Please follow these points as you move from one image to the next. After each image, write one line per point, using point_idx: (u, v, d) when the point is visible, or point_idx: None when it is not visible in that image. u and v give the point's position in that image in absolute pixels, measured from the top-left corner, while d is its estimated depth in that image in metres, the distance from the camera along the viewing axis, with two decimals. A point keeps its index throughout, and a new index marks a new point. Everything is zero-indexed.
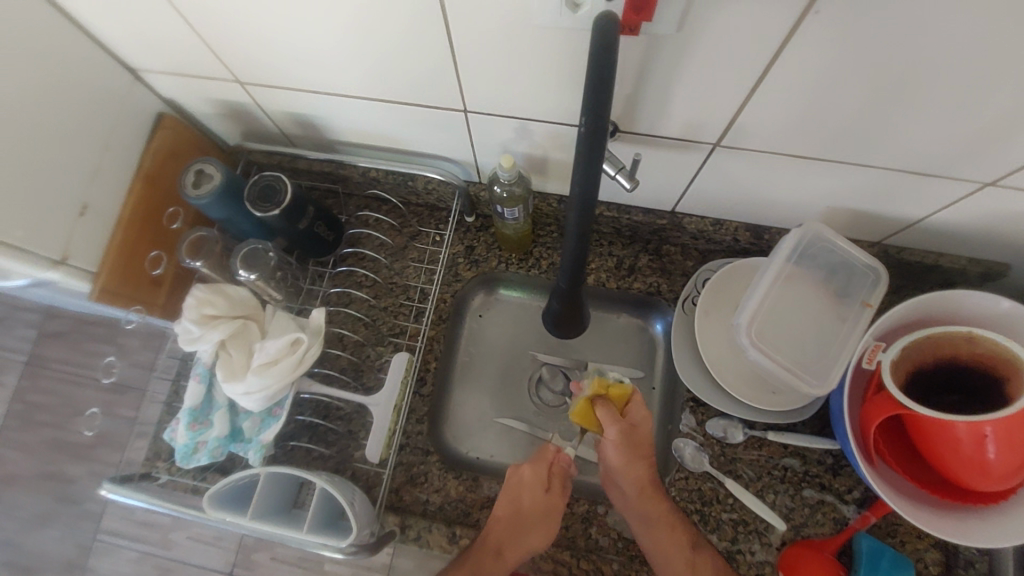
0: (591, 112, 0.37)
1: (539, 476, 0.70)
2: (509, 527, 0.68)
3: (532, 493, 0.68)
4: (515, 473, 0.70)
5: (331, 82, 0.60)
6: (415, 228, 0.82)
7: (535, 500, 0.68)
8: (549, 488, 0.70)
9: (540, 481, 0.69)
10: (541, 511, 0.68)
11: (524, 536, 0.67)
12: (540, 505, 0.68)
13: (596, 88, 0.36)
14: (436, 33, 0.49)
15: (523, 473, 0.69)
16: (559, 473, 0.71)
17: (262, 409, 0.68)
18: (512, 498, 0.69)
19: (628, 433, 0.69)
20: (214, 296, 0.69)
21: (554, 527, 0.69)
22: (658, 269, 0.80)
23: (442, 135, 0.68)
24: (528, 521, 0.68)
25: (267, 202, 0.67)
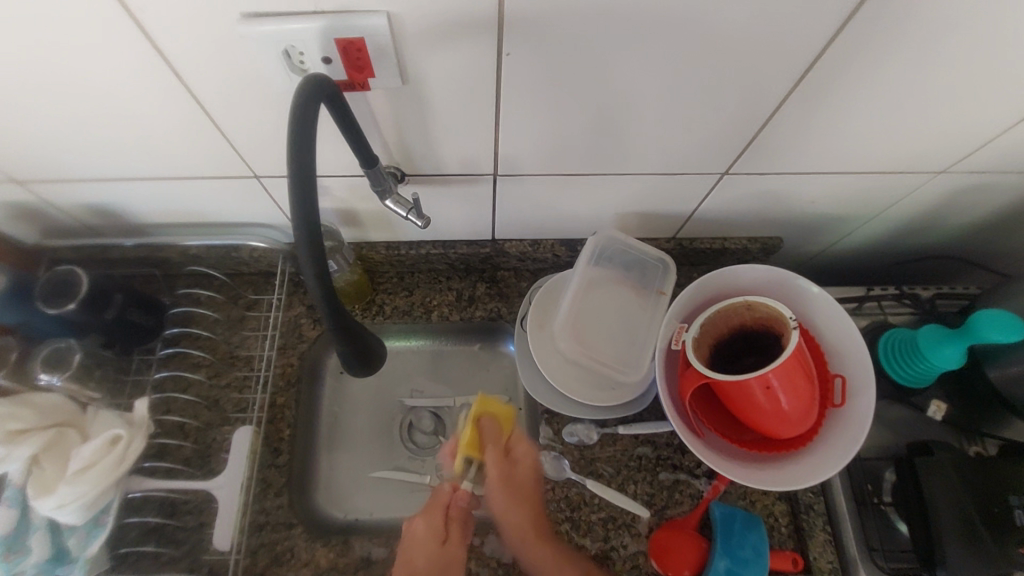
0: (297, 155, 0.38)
1: (432, 528, 0.68)
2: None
3: (426, 551, 0.66)
4: (408, 531, 0.68)
5: (113, 166, 0.60)
6: (250, 298, 0.81)
7: (430, 556, 0.66)
8: (446, 540, 0.68)
9: (436, 534, 0.68)
10: (438, 567, 0.66)
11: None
12: (435, 560, 0.66)
13: (299, 143, 0.38)
14: (193, 107, 0.51)
15: (416, 526, 0.68)
16: (455, 521, 0.69)
17: (87, 521, 0.63)
18: (405, 559, 0.66)
19: (508, 470, 0.71)
20: (17, 410, 0.63)
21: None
22: (496, 294, 0.84)
23: (249, 204, 0.69)
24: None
25: (61, 297, 0.65)
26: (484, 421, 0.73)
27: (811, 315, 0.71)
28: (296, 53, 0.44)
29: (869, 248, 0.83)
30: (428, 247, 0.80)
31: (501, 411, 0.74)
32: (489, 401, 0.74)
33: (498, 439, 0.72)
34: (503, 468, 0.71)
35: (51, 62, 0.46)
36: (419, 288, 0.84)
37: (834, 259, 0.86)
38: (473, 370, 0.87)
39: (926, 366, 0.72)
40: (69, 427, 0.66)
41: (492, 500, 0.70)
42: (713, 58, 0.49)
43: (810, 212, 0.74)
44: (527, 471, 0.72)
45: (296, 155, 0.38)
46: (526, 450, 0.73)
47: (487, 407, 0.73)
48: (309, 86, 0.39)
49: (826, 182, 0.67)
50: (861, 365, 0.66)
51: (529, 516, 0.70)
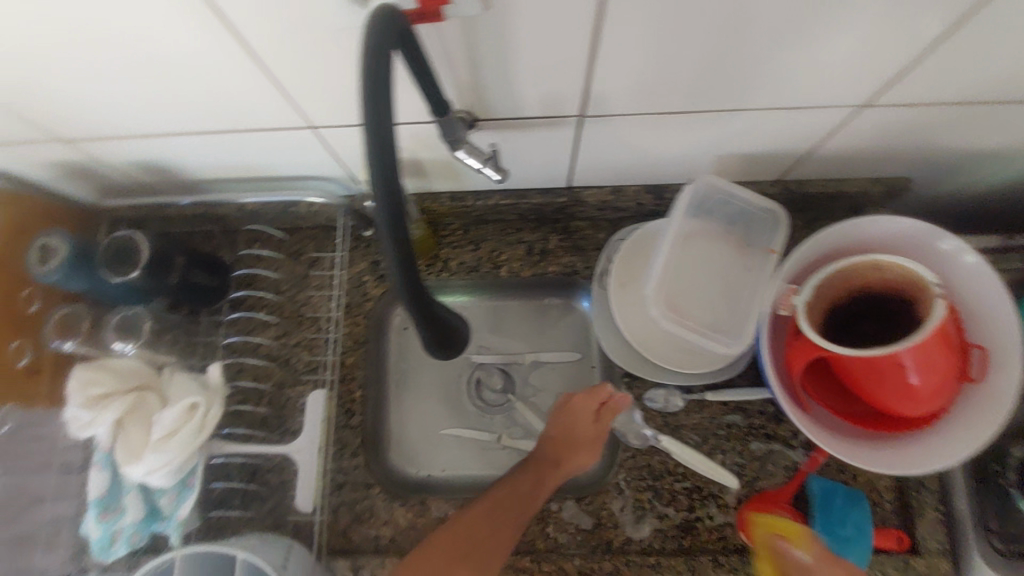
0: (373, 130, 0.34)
1: (586, 409, 0.69)
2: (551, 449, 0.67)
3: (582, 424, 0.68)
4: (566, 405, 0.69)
5: (159, 120, 0.55)
6: (311, 254, 0.77)
7: (584, 429, 0.68)
8: (599, 418, 0.68)
9: (590, 412, 0.68)
10: (589, 439, 0.67)
11: (570, 459, 0.66)
12: (591, 432, 0.68)
13: (377, 117, 0.33)
14: (237, 49, 0.44)
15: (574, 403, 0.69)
16: (609, 413, 0.68)
17: (175, 483, 0.63)
18: (564, 424, 0.68)
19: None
20: (98, 375, 0.63)
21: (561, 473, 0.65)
22: (570, 247, 0.77)
23: (305, 156, 0.63)
24: (548, 461, 0.66)
25: (122, 264, 0.62)
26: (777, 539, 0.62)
27: (955, 276, 0.60)
28: None
29: (1017, 187, 0.69)
30: (498, 197, 0.72)
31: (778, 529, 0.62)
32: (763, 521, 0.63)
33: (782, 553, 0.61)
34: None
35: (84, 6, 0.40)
36: (486, 241, 0.78)
37: (968, 198, 0.73)
38: (543, 327, 0.82)
39: None
40: (150, 390, 0.66)
41: None
42: None
43: (957, 148, 0.61)
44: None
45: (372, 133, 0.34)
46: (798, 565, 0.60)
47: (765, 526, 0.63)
48: (374, 35, 0.33)
49: (989, 113, 0.54)
50: (1009, 334, 0.56)
51: None
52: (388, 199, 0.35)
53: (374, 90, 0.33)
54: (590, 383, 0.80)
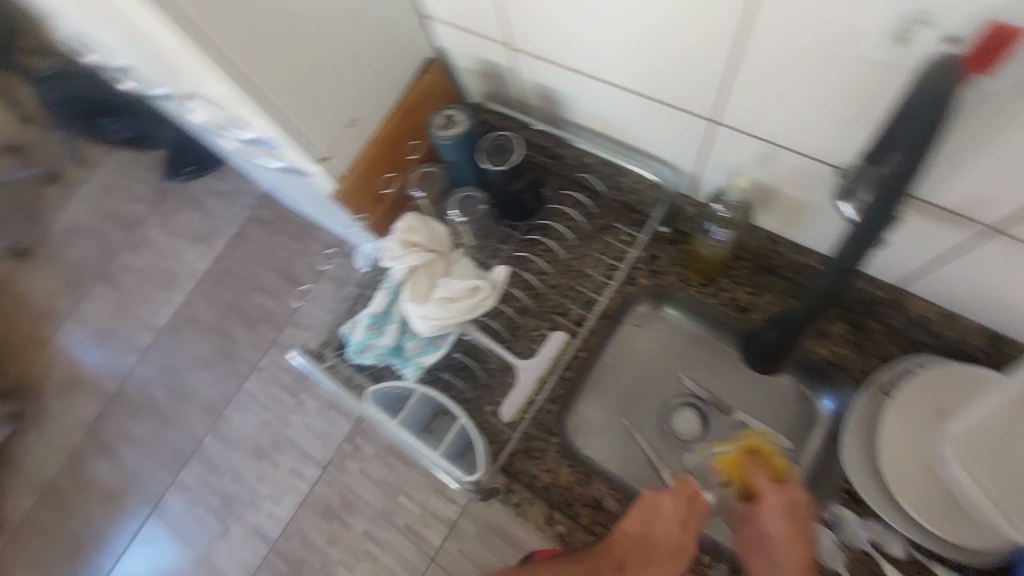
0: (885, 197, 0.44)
1: (677, 512, 0.63)
2: (636, 548, 0.63)
3: (668, 526, 0.62)
4: (650, 500, 0.63)
5: (594, 63, 0.63)
6: (608, 222, 0.83)
7: (669, 534, 0.62)
8: (686, 528, 0.62)
9: (679, 517, 0.62)
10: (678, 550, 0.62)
11: (651, 565, 0.61)
12: (674, 539, 0.62)
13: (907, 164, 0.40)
14: (728, 35, 0.49)
15: (663, 503, 0.63)
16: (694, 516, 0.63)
17: (428, 337, 0.75)
18: (644, 521, 0.63)
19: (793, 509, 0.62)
20: (419, 226, 0.76)
21: (683, 565, 0.62)
22: (851, 341, 0.74)
23: (676, 138, 0.67)
24: (656, 551, 0.62)
25: (496, 155, 0.73)
26: (755, 454, 0.67)
27: None
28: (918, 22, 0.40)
29: None
30: (813, 258, 0.71)
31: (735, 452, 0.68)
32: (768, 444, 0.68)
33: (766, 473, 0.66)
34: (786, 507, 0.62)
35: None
36: (768, 292, 0.78)
37: None
38: (770, 398, 0.78)
39: None
40: (442, 258, 0.77)
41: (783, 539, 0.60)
42: None
43: None
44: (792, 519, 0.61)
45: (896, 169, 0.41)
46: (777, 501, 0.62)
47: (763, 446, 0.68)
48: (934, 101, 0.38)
49: None
50: None
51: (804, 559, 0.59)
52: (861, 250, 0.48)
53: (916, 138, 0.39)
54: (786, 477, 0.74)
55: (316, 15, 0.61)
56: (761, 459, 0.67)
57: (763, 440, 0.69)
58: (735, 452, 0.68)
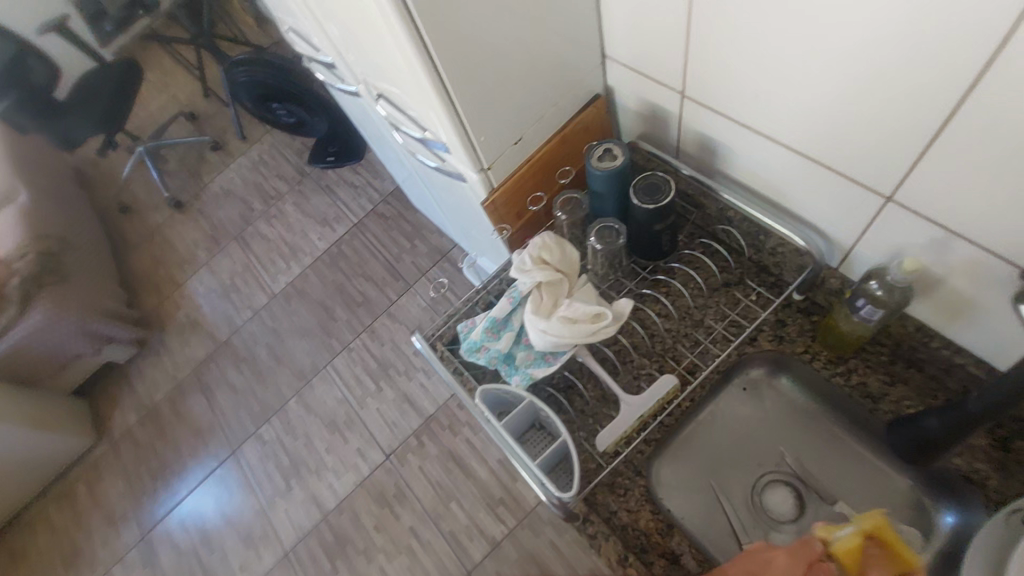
0: None
1: (795, 574, 0.55)
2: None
3: None
4: (759, 550, 0.59)
5: (771, 122, 0.64)
6: (739, 278, 0.82)
7: None
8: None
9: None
10: None
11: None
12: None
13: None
14: (933, 114, 0.49)
15: (774, 557, 0.58)
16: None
17: (541, 351, 0.78)
18: (749, 570, 0.59)
19: None
20: (552, 246, 0.81)
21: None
22: (994, 458, 0.67)
23: (836, 210, 0.67)
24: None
25: (648, 196, 0.75)
26: (870, 543, 0.56)
27: None
28: None
29: None
30: (964, 360, 0.67)
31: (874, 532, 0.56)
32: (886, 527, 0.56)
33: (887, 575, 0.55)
34: None
35: (863, 31, 0.49)
36: (901, 386, 0.74)
37: None
38: (885, 499, 0.73)
39: None
40: (568, 280, 0.81)
41: None
42: None
43: None
44: None
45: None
46: None
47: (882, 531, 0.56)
48: None
49: None
50: None
51: None
52: None
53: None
54: None
55: (521, 43, 0.69)
56: (876, 549, 0.56)
57: (888, 529, 0.56)
58: (853, 539, 0.55)
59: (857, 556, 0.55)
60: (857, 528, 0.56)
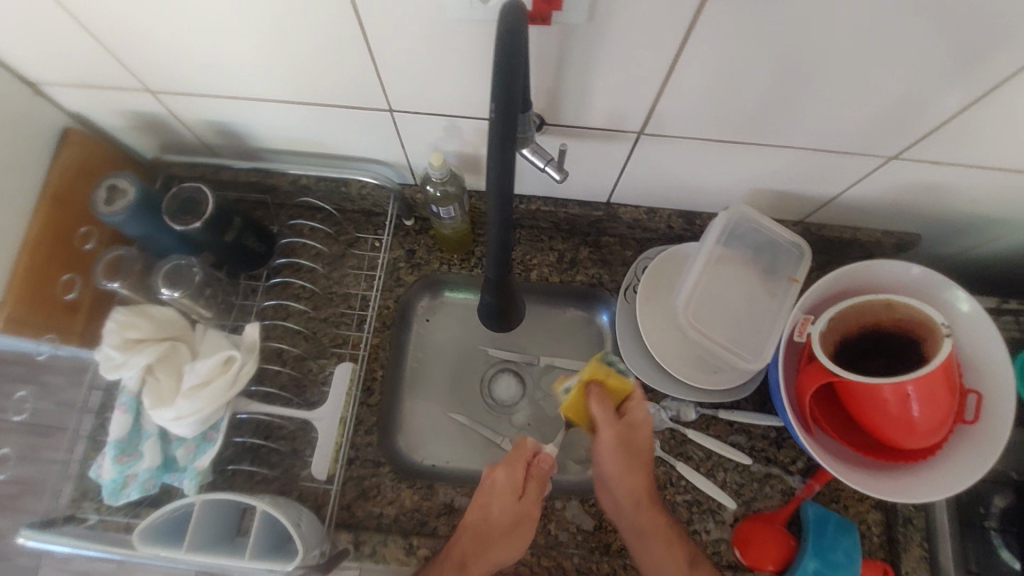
0: (501, 104, 0.37)
1: (513, 480, 0.67)
2: (475, 539, 0.65)
3: (503, 500, 0.66)
4: (488, 479, 0.67)
5: (246, 82, 0.59)
6: (352, 235, 0.80)
7: (505, 504, 0.66)
8: (523, 494, 0.67)
9: (513, 489, 0.67)
10: (514, 516, 0.66)
11: (491, 549, 0.64)
12: (512, 512, 0.66)
13: (504, 145, 0.39)
14: (342, 19, 0.48)
15: (497, 477, 0.67)
16: (534, 480, 0.68)
17: (197, 434, 0.65)
18: (481, 506, 0.66)
19: (627, 433, 0.67)
20: (136, 319, 0.65)
21: (523, 537, 0.66)
22: (598, 260, 0.81)
23: (370, 138, 0.67)
24: (495, 531, 0.65)
25: (186, 215, 0.65)
26: (592, 386, 0.66)
27: (959, 326, 0.65)
28: None
29: (1012, 258, 0.76)
30: (538, 204, 0.77)
31: (614, 380, 0.66)
32: (603, 367, 0.66)
33: (607, 403, 0.67)
34: (621, 433, 0.66)
35: None
36: (519, 245, 0.82)
37: (963, 264, 0.80)
38: (561, 334, 0.84)
39: None
40: (182, 342, 0.68)
41: (606, 465, 0.67)
42: (931, 27, 0.43)
43: (970, 210, 0.67)
44: (643, 434, 0.68)
45: (497, 154, 0.40)
46: (642, 419, 0.67)
47: (598, 374, 0.66)
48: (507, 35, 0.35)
49: (1011, 180, 0.60)
50: (1002, 383, 0.61)
51: (642, 481, 0.66)
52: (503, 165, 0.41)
53: (503, 114, 0.37)
54: None
55: None
56: (599, 389, 0.66)
57: (602, 370, 0.66)
58: (575, 388, 0.67)
59: (583, 400, 0.67)
60: (579, 377, 0.67)
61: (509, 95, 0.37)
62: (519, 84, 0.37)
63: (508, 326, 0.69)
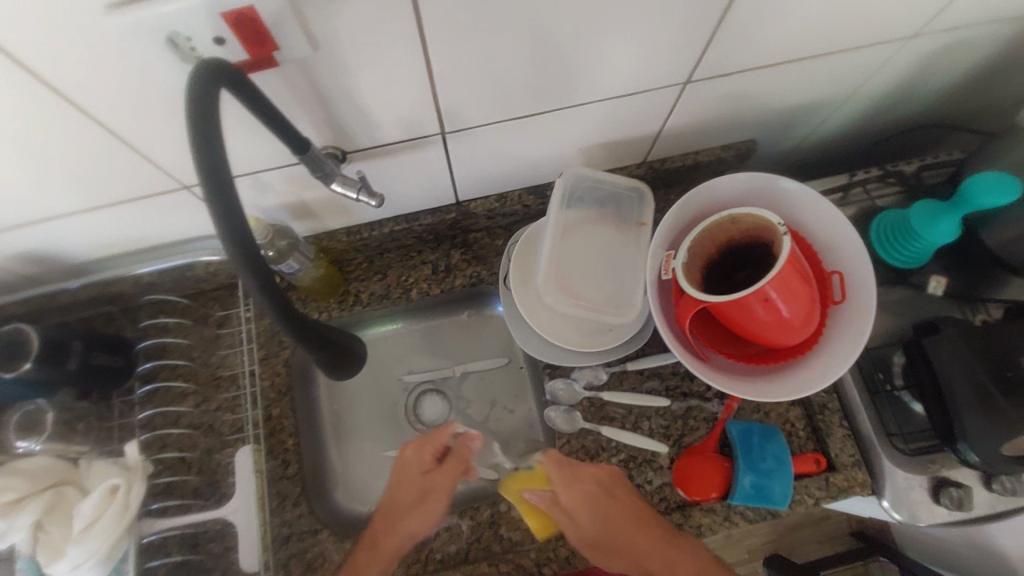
0: (205, 162, 0.35)
1: (420, 456, 0.70)
2: (385, 518, 0.66)
3: (409, 477, 0.69)
4: (398, 460, 0.70)
5: (19, 207, 0.55)
6: (220, 314, 0.77)
7: (410, 480, 0.69)
8: (432, 469, 0.69)
9: (421, 463, 0.70)
10: (421, 488, 0.68)
11: (399, 522, 0.66)
12: (417, 485, 0.68)
13: (218, 195, 0.36)
14: (72, 113, 0.45)
15: (408, 456, 0.70)
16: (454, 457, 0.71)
17: (108, 573, 0.61)
18: (390, 487, 0.69)
19: None
20: (7, 481, 0.60)
21: (432, 508, 0.67)
22: (472, 259, 0.81)
23: (185, 217, 0.63)
24: (403, 509, 0.67)
25: (15, 358, 0.62)
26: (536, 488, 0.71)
27: (803, 213, 0.68)
28: (180, 38, 0.39)
29: (842, 134, 0.80)
30: (392, 223, 0.75)
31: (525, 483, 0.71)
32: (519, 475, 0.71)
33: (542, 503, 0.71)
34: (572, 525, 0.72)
35: None
36: (392, 268, 0.80)
37: (806, 151, 0.83)
38: (466, 339, 0.84)
39: (919, 245, 0.70)
40: (69, 484, 0.63)
41: None
42: None
43: (780, 106, 0.69)
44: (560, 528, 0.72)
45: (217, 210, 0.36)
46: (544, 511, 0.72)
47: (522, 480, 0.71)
48: (194, 100, 0.35)
49: (798, 70, 0.63)
50: (855, 257, 0.64)
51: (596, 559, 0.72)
52: (229, 219, 0.36)
53: (215, 186, 0.35)
54: (518, 383, 0.82)
55: None
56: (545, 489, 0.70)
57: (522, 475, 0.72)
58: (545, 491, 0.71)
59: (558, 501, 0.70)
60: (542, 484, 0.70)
61: (215, 165, 0.35)
62: (214, 135, 0.36)
63: (349, 365, 0.56)
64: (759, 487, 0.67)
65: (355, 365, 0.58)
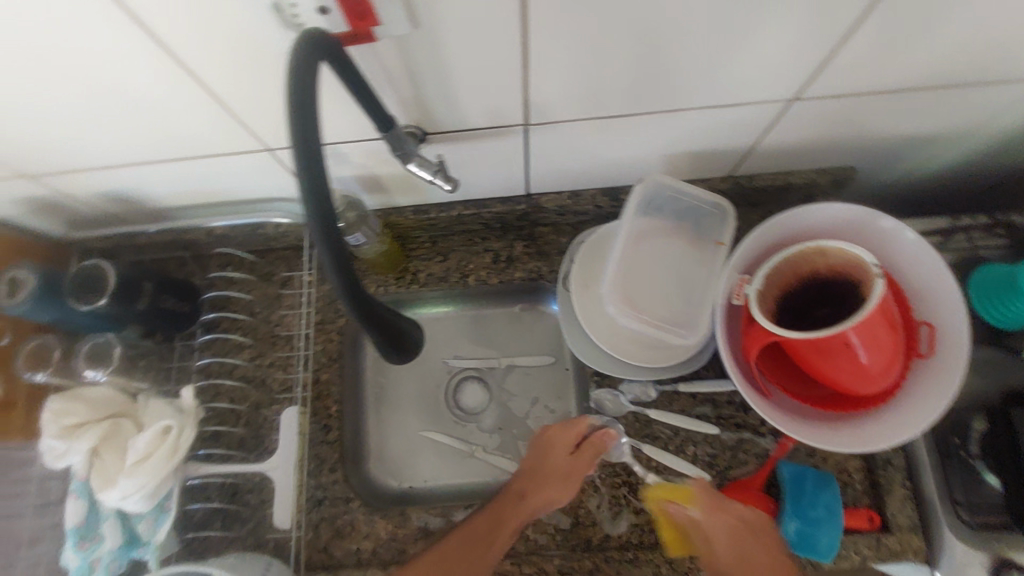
0: (301, 134, 0.35)
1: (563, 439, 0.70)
2: (528, 476, 0.68)
3: (558, 449, 0.69)
4: (543, 438, 0.70)
5: (114, 149, 0.57)
6: (283, 275, 0.79)
7: (558, 457, 0.69)
8: (575, 452, 0.69)
9: (569, 442, 0.69)
10: (558, 470, 0.68)
11: (543, 487, 0.67)
12: (564, 464, 0.68)
13: (309, 169, 0.36)
14: (175, 67, 0.45)
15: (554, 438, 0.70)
16: (590, 446, 0.69)
17: (152, 507, 0.64)
18: (536, 454, 0.70)
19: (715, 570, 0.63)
20: (71, 405, 0.64)
21: (570, 490, 0.67)
22: (535, 253, 0.79)
23: (263, 177, 0.64)
24: (543, 476, 0.68)
25: (89, 292, 0.65)
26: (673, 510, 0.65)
27: (900, 254, 0.62)
28: (286, 4, 0.39)
29: (953, 172, 0.73)
30: (461, 207, 0.74)
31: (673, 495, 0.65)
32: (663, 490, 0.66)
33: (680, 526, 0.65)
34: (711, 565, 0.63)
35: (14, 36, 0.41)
36: (454, 252, 0.80)
37: (909, 185, 0.76)
38: (517, 333, 0.83)
39: None
40: (126, 417, 0.67)
41: None
42: None
43: (893, 134, 0.64)
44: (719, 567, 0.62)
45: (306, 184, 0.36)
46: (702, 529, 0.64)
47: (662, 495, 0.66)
48: (294, 71, 0.35)
49: (919, 100, 0.57)
50: (952, 310, 0.59)
51: None
52: (316, 195, 0.36)
53: (304, 159, 0.35)
54: (563, 385, 0.80)
55: None
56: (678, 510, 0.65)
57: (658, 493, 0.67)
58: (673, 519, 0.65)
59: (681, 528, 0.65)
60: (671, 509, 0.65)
61: (306, 139, 0.35)
62: (312, 109, 0.35)
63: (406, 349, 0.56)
64: (802, 535, 0.64)
65: (412, 350, 0.58)
